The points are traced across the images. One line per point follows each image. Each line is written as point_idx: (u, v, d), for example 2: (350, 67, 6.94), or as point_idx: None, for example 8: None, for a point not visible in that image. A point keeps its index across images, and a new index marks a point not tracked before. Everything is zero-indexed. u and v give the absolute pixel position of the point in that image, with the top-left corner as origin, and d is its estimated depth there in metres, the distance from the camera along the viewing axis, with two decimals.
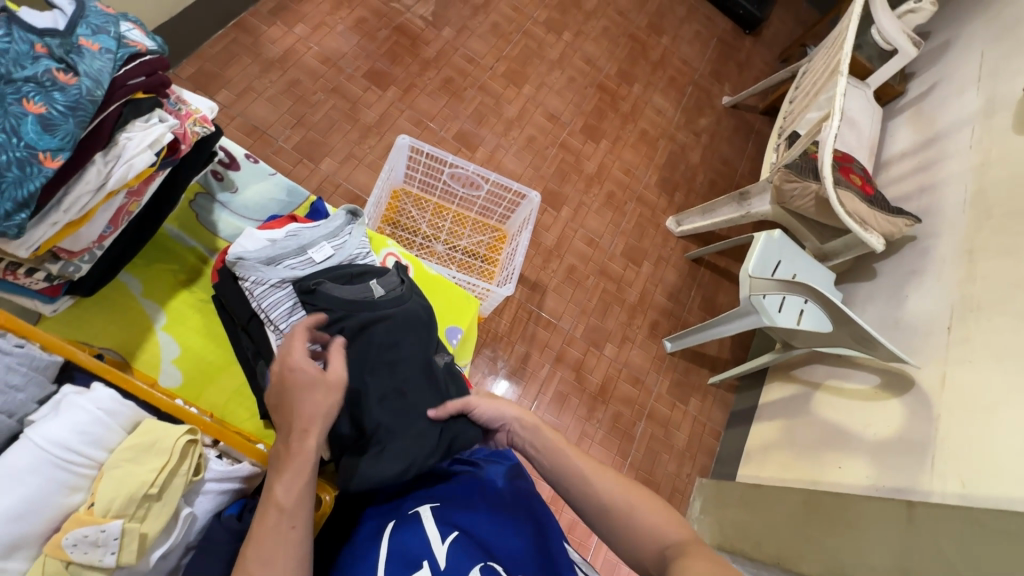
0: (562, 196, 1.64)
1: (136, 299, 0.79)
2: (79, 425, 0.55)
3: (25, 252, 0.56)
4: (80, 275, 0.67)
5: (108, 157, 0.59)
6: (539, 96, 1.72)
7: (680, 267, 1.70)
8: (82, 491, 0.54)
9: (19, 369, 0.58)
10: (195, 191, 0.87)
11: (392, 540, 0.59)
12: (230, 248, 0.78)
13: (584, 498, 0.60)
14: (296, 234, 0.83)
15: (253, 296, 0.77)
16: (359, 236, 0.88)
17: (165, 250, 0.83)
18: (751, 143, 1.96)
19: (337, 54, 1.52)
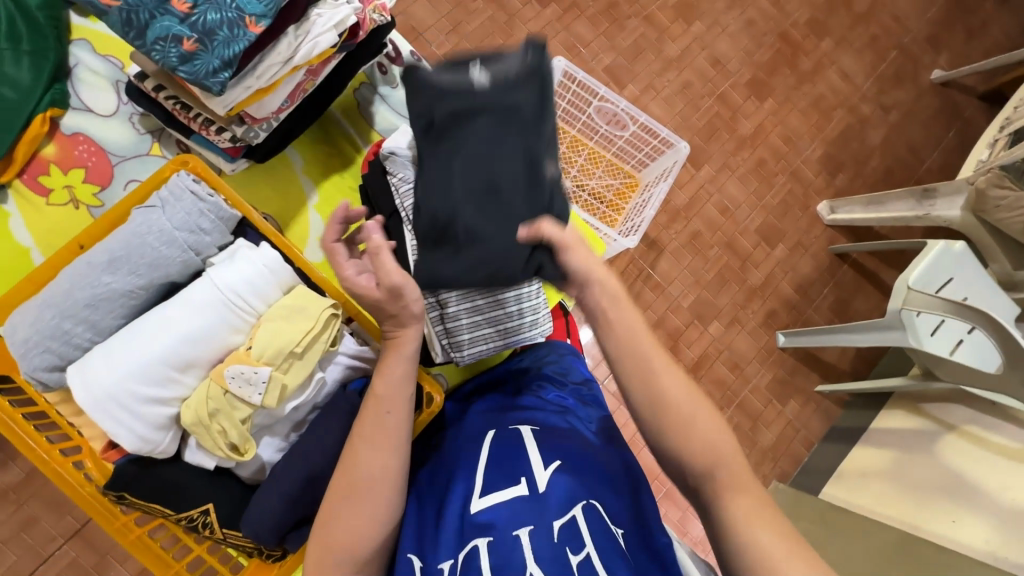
0: (706, 153, 1.49)
1: (297, 174, 0.86)
2: (248, 279, 0.71)
3: (222, 109, 0.62)
4: (257, 141, 0.74)
5: (298, 31, 0.62)
6: (709, 37, 1.54)
7: (820, 259, 1.51)
8: (243, 333, 0.72)
9: (208, 216, 0.75)
10: (361, 81, 0.88)
11: (494, 448, 0.64)
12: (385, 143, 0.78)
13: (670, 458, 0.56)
14: None
15: (396, 192, 0.76)
16: None
17: (327, 132, 0.87)
18: (953, 133, 1.63)
19: None
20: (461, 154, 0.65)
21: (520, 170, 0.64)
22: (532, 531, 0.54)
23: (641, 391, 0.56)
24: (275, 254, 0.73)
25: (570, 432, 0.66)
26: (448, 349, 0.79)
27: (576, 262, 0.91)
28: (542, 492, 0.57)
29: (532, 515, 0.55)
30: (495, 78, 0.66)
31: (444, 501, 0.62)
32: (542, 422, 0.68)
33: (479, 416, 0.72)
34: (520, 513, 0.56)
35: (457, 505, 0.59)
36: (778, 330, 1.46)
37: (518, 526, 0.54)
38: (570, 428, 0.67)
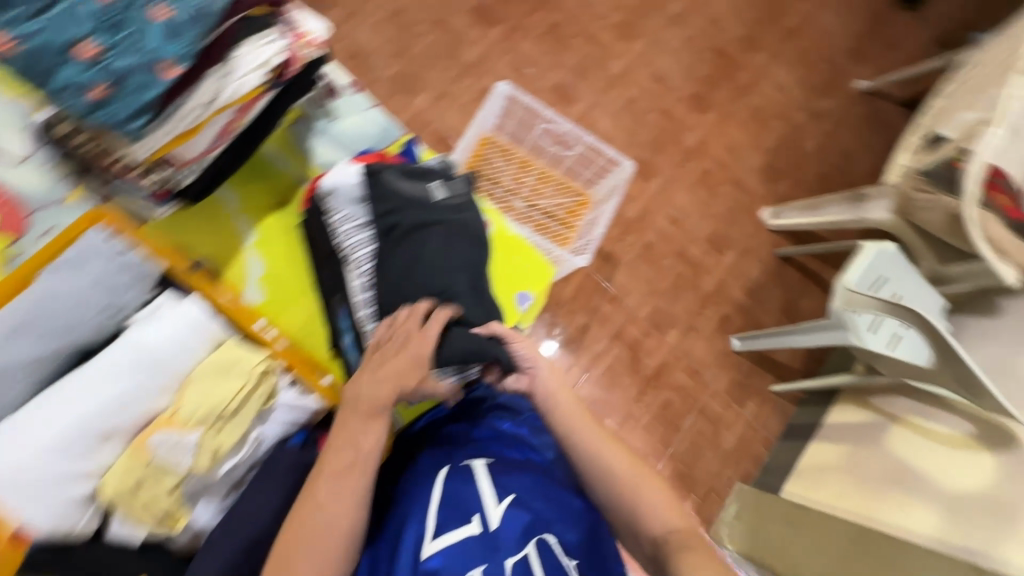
0: (654, 166, 1.54)
1: (232, 215, 0.83)
2: (176, 337, 0.71)
3: (146, 152, 0.64)
4: (186, 184, 0.71)
5: (223, 73, 0.62)
6: (650, 54, 1.59)
7: (767, 263, 1.57)
8: (170, 394, 0.70)
9: (127, 275, 0.73)
10: (297, 115, 0.87)
11: (446, 484, 0.62)
12: (324, 177, 0.80)
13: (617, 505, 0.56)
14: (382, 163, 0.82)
15: (337, 229, 0.79)
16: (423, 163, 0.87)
17: (263, 171, 0.86)
18: (881, 137, 1.73)
19: None
20: (421, 251, 0.77)
21: (466, 276, 0.78)
22: (485, 570, 0.53)
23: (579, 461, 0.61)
24: (197, 310, 0.73)
25: (525, 464, 0.68)
26: None
27: (526, 288, 0.90)
28: (495, 530, 0.57)
29: (487, 554, 0.55)
30: (452, 197, 0.83)
31: (396, 547, 0.60)
32: (497, 456, 0.69)
33: (433, 452, 0.71)
34: (473, 552, 0.55)
35: (409, 548, 0.58)
36: (732, 334, 1.50)
37: (470, 567, 0.54)
38: (526, 461, 0.70)
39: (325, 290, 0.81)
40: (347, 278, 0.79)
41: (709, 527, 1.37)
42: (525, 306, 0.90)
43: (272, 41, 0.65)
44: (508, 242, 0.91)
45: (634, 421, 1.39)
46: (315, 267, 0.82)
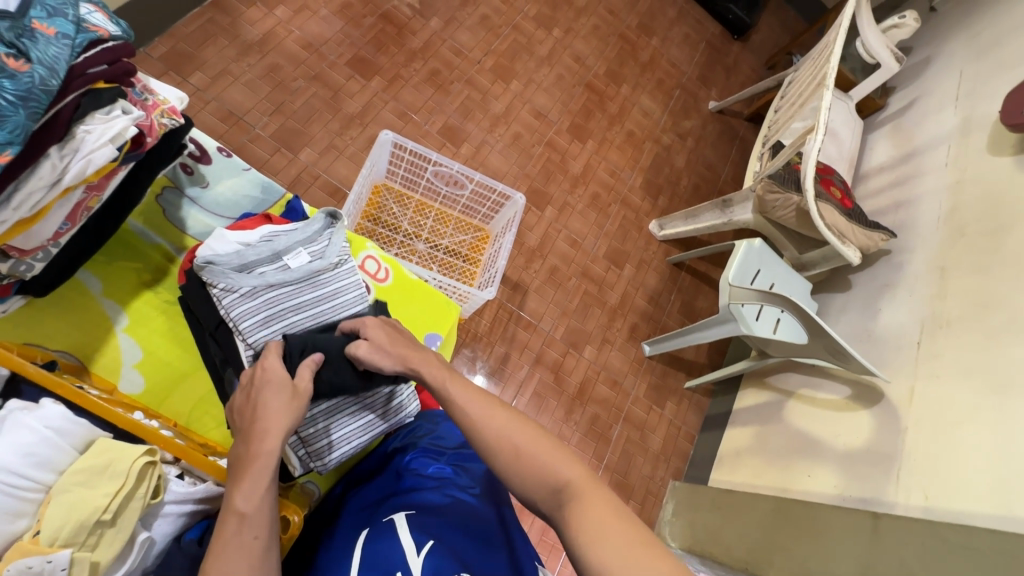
0: (547, 195, 1.62)
1: (96, 298, 0.75)
2: (24, 446, 0.51)
3: None
4: (32, 274, 0.62)
5: (64, 150, 0.52)
6: (528, 93, 1.70)
7: (662, 270, 1.70)
8: (28, 517, 0.50)
9: None
10: (163, 185, 0.82)
11: (365, 549, 0.59)
12: (199, 251, 0.73)
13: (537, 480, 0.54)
14: (271, 239, 0.78)
15: (221, 304, 0.72)
16: (311, 230, 0.81)
17: (129, 247, 0.80)
18: (735, 148, 1.97)
19: (319, 39, 1.47)
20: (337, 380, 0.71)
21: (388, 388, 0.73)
22: None
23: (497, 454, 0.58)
24: (60, 409, 0.55)
25: (448, 506, 0.65)
26: (309, 460, 0.73)
27: (430, 331, 0.90)
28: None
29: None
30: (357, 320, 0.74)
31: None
32: (419, 503, 0.65)
33: (352, 517, 0.67)
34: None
35: None
36: (642, 341, 1.60)
37: None
38: (449, 502, 0.66)
39: (215, 364, 0.75)
40: (235, 348, 0.72)
41: (653, 529, 1.41)
42: (435, 347, 0.90)
43: (117, 111, 0.56)
44: (408, 287, 0.92)
45: (566, 441, 1.42)
46: (200, 343, 0.76)
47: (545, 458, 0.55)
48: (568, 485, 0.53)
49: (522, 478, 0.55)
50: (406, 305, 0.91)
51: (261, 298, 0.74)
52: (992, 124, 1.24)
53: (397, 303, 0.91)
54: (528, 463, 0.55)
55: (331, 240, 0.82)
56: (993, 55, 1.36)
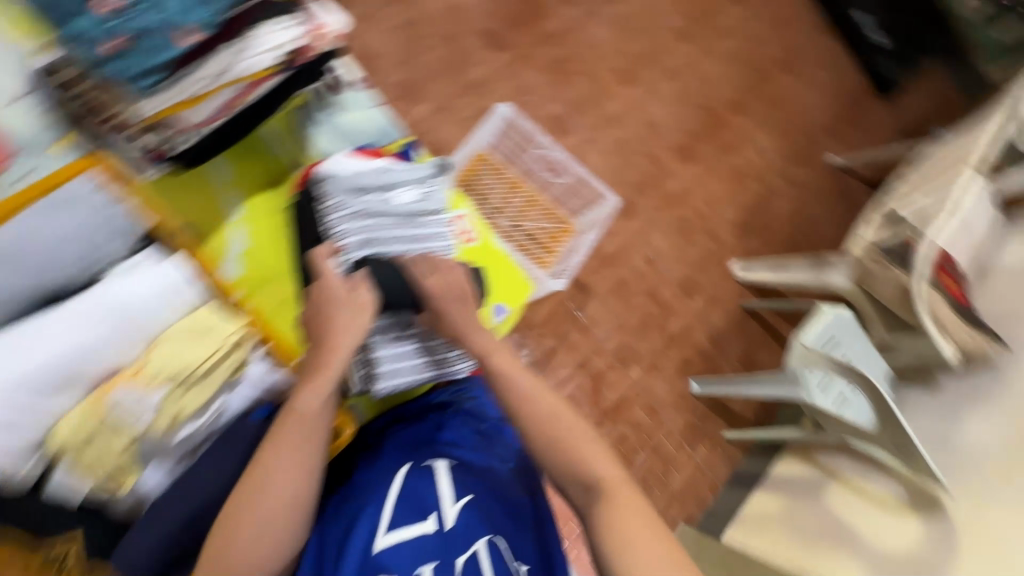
0: (635, 207, 1.59)
1: None
2: None
3: (150, 111, 0.77)
4: (179, 146, 0.83)
5: (243, 48, 0.76)
6: (645, 102, 1.67)
7: (732, 313, 1.63)
8: None
9: None
10: (301, 101, 0.90)
11: (406, 482, 0.66)
12: (322, 167, 0.81)
13: (578, 473, 0.63)
14: (383, 172, 0.81)
15: (327, 217, 0.78)
16: (420, 174, 0.83)
17: None
18: (846, 210, 1.84)
19: (461, 4, 1.51)
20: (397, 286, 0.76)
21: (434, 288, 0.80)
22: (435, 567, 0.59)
23: (545, 441, 0.65)
24: None
25: (484, 470, 0.70)
26: (367, 379, 0.77)
27: (498, 304, 0.95)
28: (448, 531, 0.62)
29: (434, 551, 0.60)
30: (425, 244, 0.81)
31: (344, 537, 0.63)
32: (460, 458, 0.71)
33: (395, 448, 0.73)
34: (427, 548, 0.60)
35: (364, 537, 0.61)
36: (691, 377, 1.54)
37: (422, 564, 0.59)
38: (487, 465, 0.72)
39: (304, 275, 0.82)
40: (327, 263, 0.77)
41: None
42: (499, 318, 0.95)
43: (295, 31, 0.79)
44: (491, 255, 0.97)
45: None
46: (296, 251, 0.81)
47: (590, 453, 0.63)
48: (602, 480, 0.62)
49: (564, 465, 0.64)
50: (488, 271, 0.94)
51: (362, 222, 0.79)
52: None
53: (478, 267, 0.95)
54: (572, 458, 0.64)
55: (437, 188, 0.85)
56: None
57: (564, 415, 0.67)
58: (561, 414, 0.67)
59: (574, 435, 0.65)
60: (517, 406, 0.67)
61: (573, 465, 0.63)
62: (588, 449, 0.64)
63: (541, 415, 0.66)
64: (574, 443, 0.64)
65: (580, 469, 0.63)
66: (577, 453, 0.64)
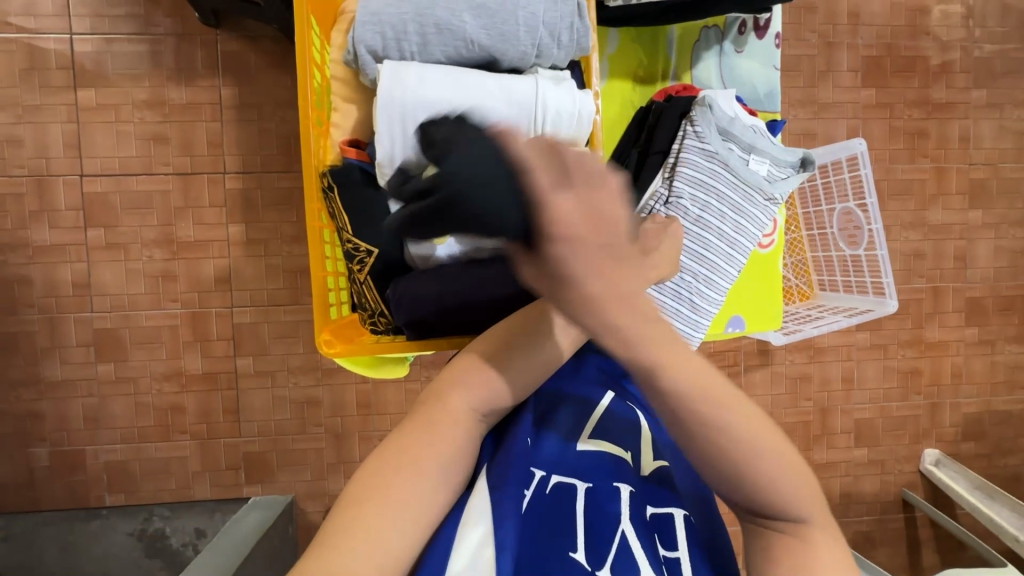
0: (877, 324, 1.37)
1: (603, 55, 0.90)
2: (560, 109, 0.67)
3: None
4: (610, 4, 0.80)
5: None
6: (975, 233, 1.38)
7: (884, 490, 1.41)
8: None
9: (564, 39, 0.70)
10: (716, 23, 0.91)
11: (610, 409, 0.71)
12: (708, 93, 0.82)
13: (757, 499, 0.48)
14: (756, 133, 0.82)
15: (681, 139, 0.81)
16: (783, 162, 0.83)
17: (654, 46, 0.92)
18: None
19: (869, 16, 1.31)
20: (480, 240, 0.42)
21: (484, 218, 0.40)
22: (630, 492, 0.63)
23: (726, 465, 0.47)
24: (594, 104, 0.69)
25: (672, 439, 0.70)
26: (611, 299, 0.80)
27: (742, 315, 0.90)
28: (642, 477, 0.65)
29: (630, 479, 0.64)
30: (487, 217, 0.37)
31: (548, 411, 0.70)
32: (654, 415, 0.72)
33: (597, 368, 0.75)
34: (622, 473, 0.64)
35: (561, 432, 0.67)
36: None
37: (618, 482, 0.63)
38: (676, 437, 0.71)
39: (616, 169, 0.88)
40: (651, 178, 0.83)
41: None
42: (728, 329, 0.91)
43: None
44: (769, 272, 0.91)
45: None
46: (623, 150, 0.88)
47: (789, 487, 0.48)
48: (794, 516, 0.48)
49: (744, 488, 0.47)
50: (756, 282, 0.91)
51: (710, 163, 0.81)
52: None
53: (747, 275, 0.91)
54: (763, 489, 0.47)
55: (785, 177, 0.84)
56: None
57: (750, 427, 0.46)
58: (756, 420, 0.46)
59: (767, 455, 0.47)
60: (699, 428, 0.46)
61: (761, 494, 0.48)
62: (789, 469, 0.47)
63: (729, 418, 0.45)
64: (773, 461, 0.47)
65: (770, 503, 0.48)
66: (768, 478, 0.47)
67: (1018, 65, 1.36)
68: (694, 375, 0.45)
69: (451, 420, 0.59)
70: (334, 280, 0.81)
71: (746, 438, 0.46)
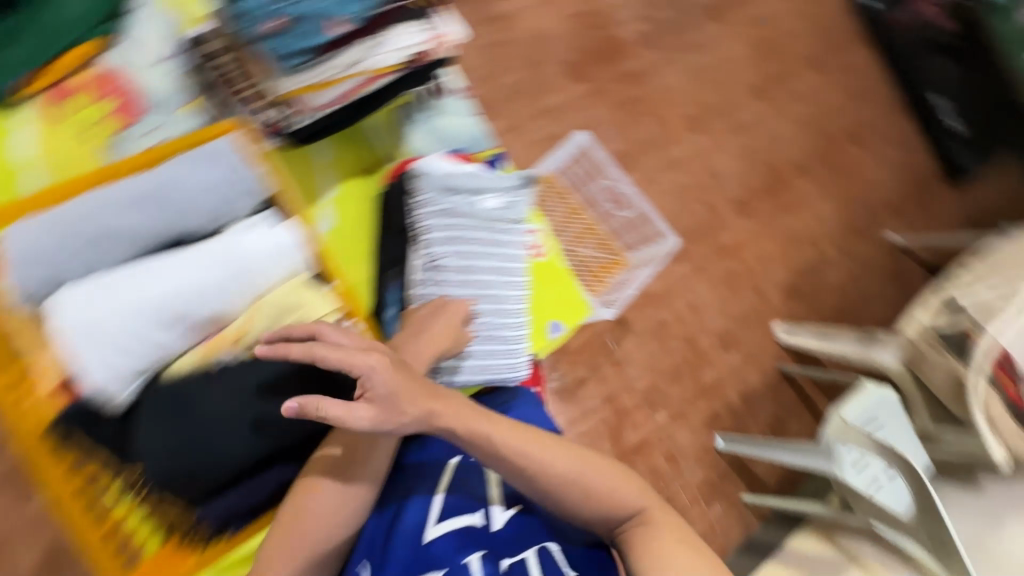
0: (687, 253, 1.59)
1: (320, 171, 1.14)
2: (267, 251, 0.96)
3: (286, 86, 0.94)
4: (297, 125, 1.00)
5: (368, 45, 0.95)
6: (710, 151, 1.68)
7: (768, 375, 1.60)
8: (236, 298, 0.96)
9: (242, 188, 1.00)
10: (403, 102, 1.16)
11: (446, 498, 0.95)
12: (421, 165, 1.11)
13: (606, 509, 0.88)
14: (476, 177, 1.11)
15: (418, 208, 1.10)
16: (515, 195, 1.14)
17: (359, 146, 1.17)
18: (897, 291, 1.81)
19: (549, 32, 1.56)
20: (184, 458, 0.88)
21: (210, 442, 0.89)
22: (479, 559, 0.87)
23: (577, 498, 0.87)
24: (292, 236, 0.99)
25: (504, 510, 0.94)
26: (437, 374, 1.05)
27: None
28: (491, 534, 0.91)
29: (482, 543, 0.90)
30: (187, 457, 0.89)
31: (395, 522, 0.94)
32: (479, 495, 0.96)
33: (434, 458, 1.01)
34: (472, 539, 0.90)
35: (411, 529, 0.92)
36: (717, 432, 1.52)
37: (465, 556, 0.88)
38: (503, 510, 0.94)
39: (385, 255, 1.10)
40: (416, 242, 1.11)
41: None
42: None
43: (425, 34, 0.98)
44: (544, 270, 1.15)
45: None
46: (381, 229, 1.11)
47: (625, 494, 0.89)
48: (642, 510, 0.89)
49: (599, 508, 0.88)
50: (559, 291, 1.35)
51: (452, 217, 1.10)
52: None
53: None
54: (614, 500, 0.88)
55: (518, 200, 1.15)
56: None
57: (593, 474, 0.89)
58: (594, 470, 0.89)
59: (602, 483, 0.89)
60: (546, 488, 0.87)
61: (606, 509, 0.88)
62: (620, 484, 0.89)
63: (580, 472, 0.88)
64: (609, 490, 0.88)
65: (619, 506, 0.88)
66: (607, 493, 0.88)
67: (669, 21, 1.71)
68: (540, 462, 0.87)
69: (300, 531, 0.86)
70: (127, 524, 0.97)
71: (585, 477, 0.88)
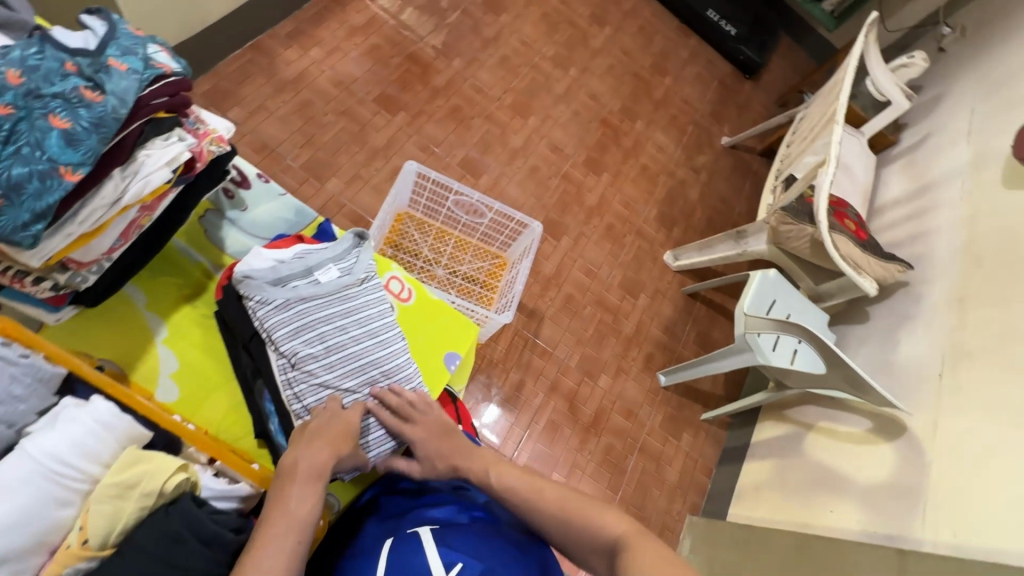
0: (563, 226, 1.66)
1: (141, 312, 0.84)
2: (76, 439, 0.60)
3: (37, 261, 0.61)
4: (85, 284, 0.73)
5: (126, 172, 0.65)
6: (544, 129, 1.76)
7: (677, 301, 1.71)
8: (70, 506, 0.58)
9: (22, 379, 0.62)
10: (206, 208, 0.94)
11: (391, 554, 0.68)
12: (238, 266, 0.84)
13: (580, 532, 0.64)
14: (303, 256, 0.87)
15: (256, 315, 0.83)
16: (367, 258, 0.92)
17: (173, 263, 0.89)
18: (749, 183, 2.00)
19: (349, 78, 1.56)
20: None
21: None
22: None
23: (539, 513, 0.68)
24: (109, 404, 0.64)
25: (469, 523, 0.72)
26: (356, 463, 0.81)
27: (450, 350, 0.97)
28: None
29: None
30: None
31: None
32: (440, 520, 0.74)
33: (378, 526, 0.76)
34: None
35: None
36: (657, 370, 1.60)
37: None
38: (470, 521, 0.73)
39: (246, 376, 0.85)
40: (267, 358, 0.83)
41: None
42: (454, 366, 0.97)
43: (186, 141, 0.71)
44: (431, 307, 1.00)
45: (580, 470, 1.41)
46: (233, 353, 0.86)
47: (598, 515, 0.64)
48: (619, 536, 0.61)
49: (569, 533, 0.65)
50: (449, 318, 1.00)
51: (293, 309, 0.83)
52: (1004, 159, 1.26)
53: (418, 323, 0.98)
54: (581, 518, 0.65)
55: (359, 256, 0.91)
56: (1003, 93, 1.38)
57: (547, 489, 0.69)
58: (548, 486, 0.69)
59: (568, 503, 0.67)
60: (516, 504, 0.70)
61: (577, 527, 0.65)
62: (587, 502, 0.66)
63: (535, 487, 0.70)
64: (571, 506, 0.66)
65: (594, 532, 0.63)
66: (568, 512, 0.66)
67: (458, 28, 1.76)
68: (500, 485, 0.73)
69: None
70: None
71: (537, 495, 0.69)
